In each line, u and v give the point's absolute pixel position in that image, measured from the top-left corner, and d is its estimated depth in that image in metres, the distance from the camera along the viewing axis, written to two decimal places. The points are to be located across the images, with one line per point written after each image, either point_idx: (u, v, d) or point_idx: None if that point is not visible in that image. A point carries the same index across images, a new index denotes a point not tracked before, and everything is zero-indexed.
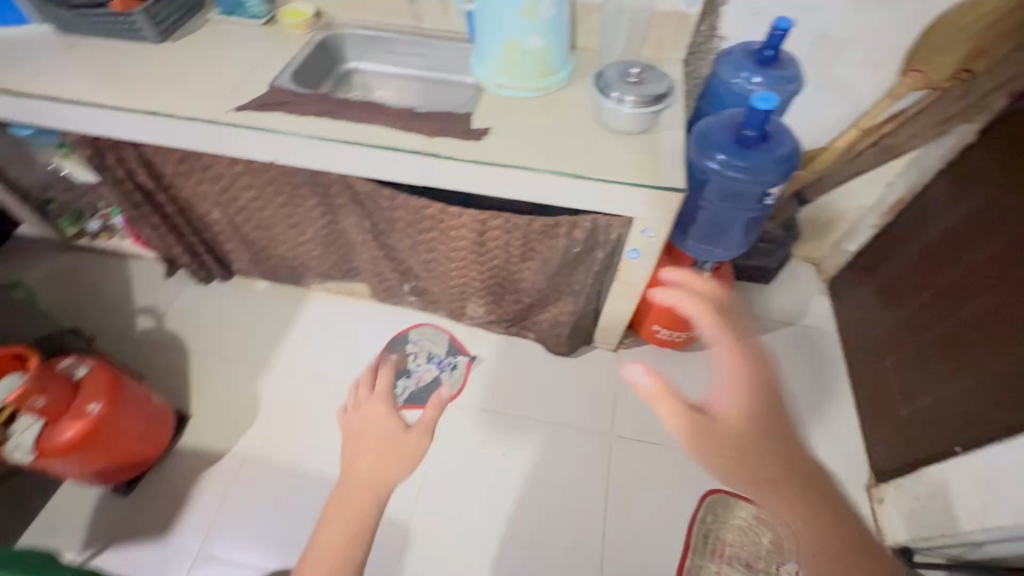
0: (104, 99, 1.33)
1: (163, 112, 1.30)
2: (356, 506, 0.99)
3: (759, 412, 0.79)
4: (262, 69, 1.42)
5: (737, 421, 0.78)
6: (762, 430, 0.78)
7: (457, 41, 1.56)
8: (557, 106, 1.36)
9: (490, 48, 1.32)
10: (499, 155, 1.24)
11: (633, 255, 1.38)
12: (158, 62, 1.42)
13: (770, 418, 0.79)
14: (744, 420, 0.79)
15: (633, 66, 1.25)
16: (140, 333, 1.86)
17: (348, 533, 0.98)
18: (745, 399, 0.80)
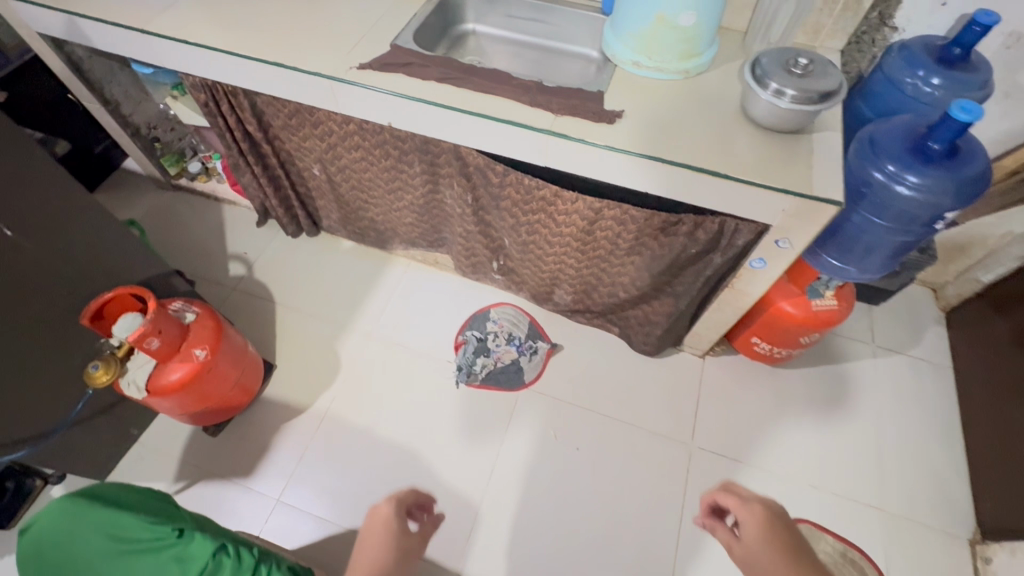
0: (228, 44, 1.30)
1: (285, 63, 1.26)
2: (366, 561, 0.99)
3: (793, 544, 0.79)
4: (383, 24, 1.36)
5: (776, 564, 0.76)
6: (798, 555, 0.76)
7: (586, 8, 1.44)
8: (696, 92, 1.23)
9: (633, 19, 1.19)
10: (632, 142, 1.14)
11: (758, 265, 1.26)
12: (278, 9, 1.38)
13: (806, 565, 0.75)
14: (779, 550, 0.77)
15: (798, 55, 1.11)
16: (231, 279, 1.91)
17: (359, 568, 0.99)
18: (771, 536, 0.80)
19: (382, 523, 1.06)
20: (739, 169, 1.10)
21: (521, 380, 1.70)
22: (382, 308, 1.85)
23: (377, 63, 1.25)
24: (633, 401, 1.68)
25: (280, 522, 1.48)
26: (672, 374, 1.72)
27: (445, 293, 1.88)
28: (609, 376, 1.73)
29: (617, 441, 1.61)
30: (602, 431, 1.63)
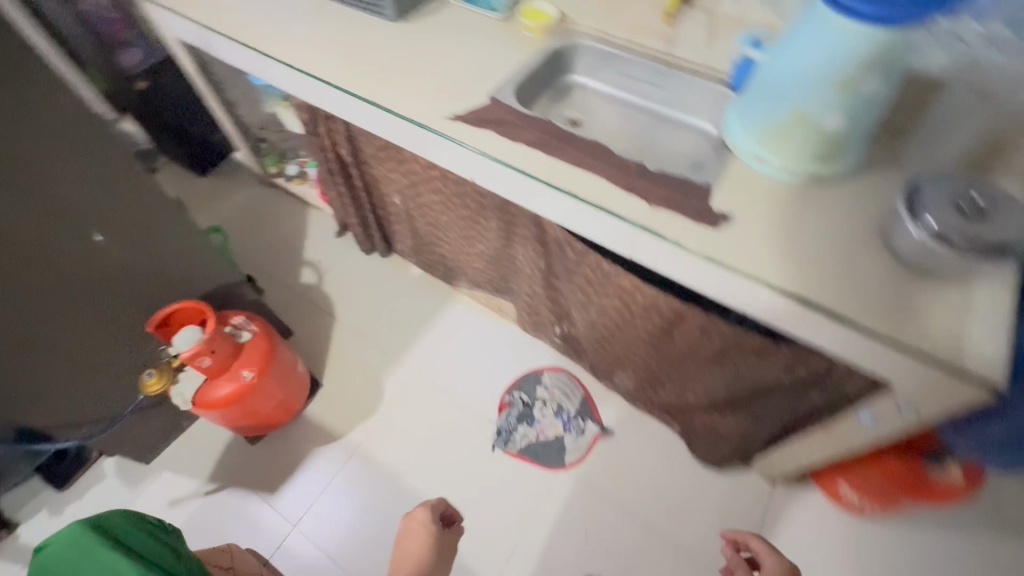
0: (331, 76, 1.29)
1: (381, 103, 1.23)
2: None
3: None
4: (487, 72, 1.29)
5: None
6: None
7: (710, 78, 1.28)
8: (827, 202, 1.04)
9: (765, 110, 1.03)
10: (738, 254, 0.97)
11: (868, 420, 1.04)
12: (386, 44, 1.36)
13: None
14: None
15: (973, 189, 0.88)
16: (301, 285, 1.95)
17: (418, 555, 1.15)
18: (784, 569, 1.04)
19: (425, 530, 1.17)
20: (866, 314, 0.89)
21: (561, 459, 1.57)
22: (436, 346, 1.80)
23: (471, 117, 1.18)
24: (682, 513, 1.49)
25: (291, 550, 1.46)
26: (733, 493, 1.51)
27: (501, 343, 1.80)
28: (661, 476, 1.55)
29: (654, 557, 1.43)
30: (640, 539, 1.45)
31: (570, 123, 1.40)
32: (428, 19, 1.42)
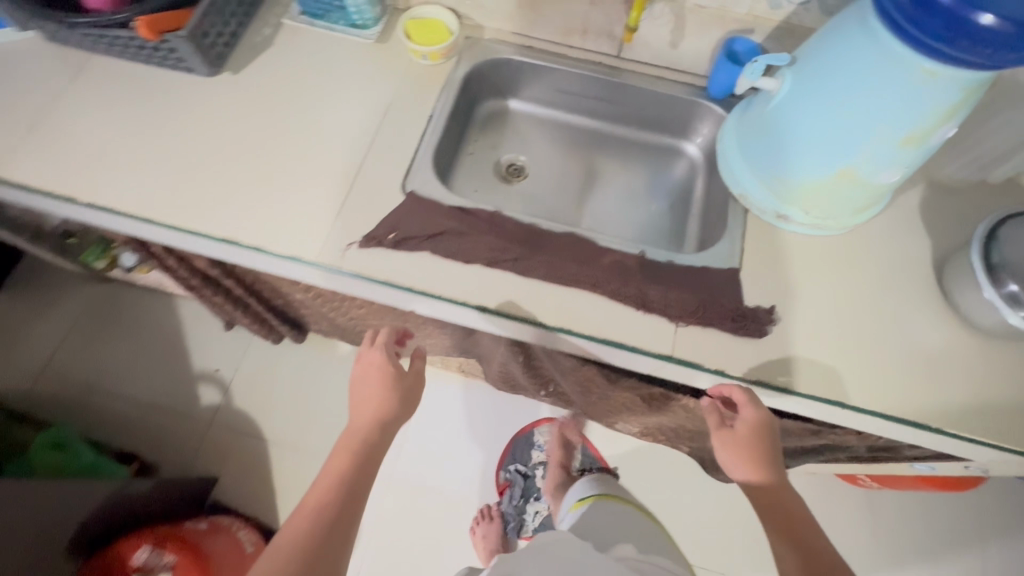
0: (148, 206, 0.82)
1: (247, 240, 0.81)
2: (347, 504, 0.72)
3: (774, 485, 0.74)
4: (388, 146, 0.89)
5: (759, 432, 0.75)
6: (787, 524, 0.72)
7: (682, 86, 0.96)
8: (866, 257, 0.85)
9: (795, 162, 0.76)
10: (796, 369, 0.77)
11: (925, 468, 0.96)
12: (217, 124, 0.89)
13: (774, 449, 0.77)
14: (765, 496, 0.74)
15: None
16: (205, 410, 1.51)
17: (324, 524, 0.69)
18: (762, 445, 0.76)
19: (384, 364, 0.83)
20: (952, 414, 0.75)
21: None
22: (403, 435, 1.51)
23: (390, 238, 0.80)
24: (710, 534, 1.45)
25: None
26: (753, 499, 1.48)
27: (478, 405, 1.56)
28: (680, 501, 1.49)
29: None
30: None
31: (512, 173, 1.04)
32: (268, 63, 0.95)
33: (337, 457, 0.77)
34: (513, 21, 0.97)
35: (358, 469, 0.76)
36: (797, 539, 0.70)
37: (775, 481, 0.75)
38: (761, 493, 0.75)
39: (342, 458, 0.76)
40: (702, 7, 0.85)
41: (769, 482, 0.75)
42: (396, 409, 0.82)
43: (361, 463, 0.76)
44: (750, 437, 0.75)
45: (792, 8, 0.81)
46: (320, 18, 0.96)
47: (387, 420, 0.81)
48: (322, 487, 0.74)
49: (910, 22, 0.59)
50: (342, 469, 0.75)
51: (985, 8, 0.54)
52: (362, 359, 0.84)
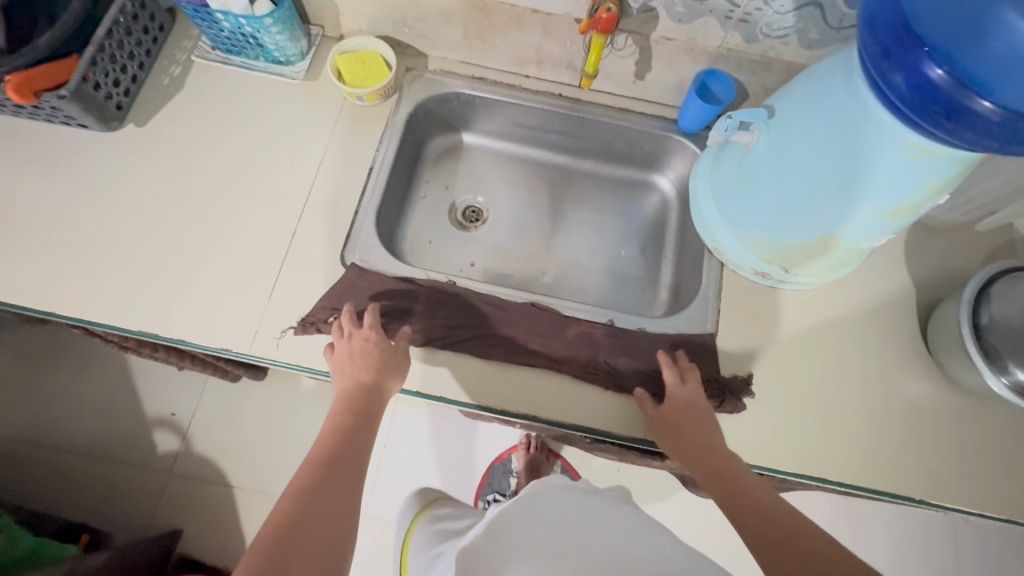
0: (48, 299, 0.72)
1: (167, 332, 0.72)
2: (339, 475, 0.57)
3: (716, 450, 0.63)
4: (324, 208, 0.78)
5: (688, 407, 0.68)
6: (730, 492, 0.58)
7: (650, 120, 0.87)
8: (849, 312, 0.79)
9: (775, 225, 0.69)
10: (775, 445, 0.72)
11: None
12: (122, 191, 0.78)
13: (709, 423, 0.66)
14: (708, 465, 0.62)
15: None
16: (164, 457, 1.43)
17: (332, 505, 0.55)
18: (696, 419, 0.67)
19: (363, 345, 0.68)
20: (938, 484, 0.71)
21: None
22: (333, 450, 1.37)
23: (331, 321, 0.71)
24: None
25: None
26: None
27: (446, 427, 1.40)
28: None
29: None
30: None
31: (470, 217, 0.95)
32: (179, 112, 0.82)
33: (330, 431, 0.62)
34: (460, 50, 0.86)
35: (349, 437, 0.61)
36: (744, 502, 0.57)
37: (711, 446, 0.64)
38: (696, 459, 0.63)
39: (338, 433, 0.62)
40: (668, 40, 0.75)
41: (706, 448, 0.63)
42: (383, 386, 0.66)
43: (355, 432, 0.62)
44: (669, 405, 0.68)
45: (768, 41, 0.72)
46: (236, 54, 0.83)
47: (375, 389, 0.66)
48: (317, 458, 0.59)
49: (896, 96, 0.49)
50: (334, 441, 0.61)
51: (984, 94, 0.46)
52: (349, 341, 0.68)
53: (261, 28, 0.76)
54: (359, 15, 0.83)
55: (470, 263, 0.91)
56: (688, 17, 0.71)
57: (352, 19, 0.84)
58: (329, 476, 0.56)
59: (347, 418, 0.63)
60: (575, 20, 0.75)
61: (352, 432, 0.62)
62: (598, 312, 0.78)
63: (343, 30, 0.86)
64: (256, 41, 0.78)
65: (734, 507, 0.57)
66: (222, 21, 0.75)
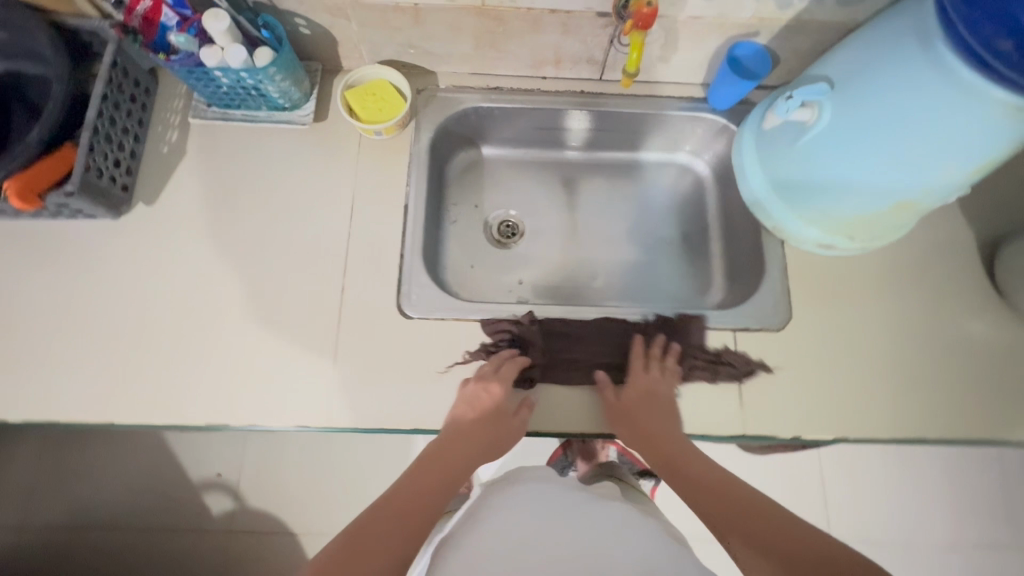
0: (102, 407, 0.68)
1: (235, 418, 0.68)
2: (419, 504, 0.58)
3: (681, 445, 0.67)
4: (366, 258, 0.74)
5: (654, 391, 0.71)
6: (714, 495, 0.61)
7: (677, 102, 0.84)
8: (913, 267, 0.78)
9: (840, 198, 0.67)
10: (865, 414, 0.72)
11: None
12: (150, 279, 0.73)
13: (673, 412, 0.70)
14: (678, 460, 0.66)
15: None
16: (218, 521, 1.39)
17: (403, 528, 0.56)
18: (653, 404, 0.70)
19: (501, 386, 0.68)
20: None
21: None
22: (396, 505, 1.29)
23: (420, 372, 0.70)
24: None
25: None
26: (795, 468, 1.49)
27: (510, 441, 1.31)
28: None
29: None
30: None
31: (506, 233, 0.91)
32: (188, 181, 0.77)
33: (420, 466, 0.63)
34: (470, 62, 0.80)
35: (444, 474, 0.62)
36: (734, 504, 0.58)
37: (677, 455, 0.66)
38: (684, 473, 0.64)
39: (434, 473, 0.62)
40: (696, 19, 0.71)
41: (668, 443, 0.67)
42: (492, 437, 0.65)
43: (450, 472, 0.63)
44: (639, 412, 0.69)
45: (803, 4, 0.69)
46: (235, 107, 0.77)
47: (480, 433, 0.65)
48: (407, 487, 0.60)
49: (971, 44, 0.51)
50: (427, 471, 0.62)
51: None
52: (481, 381, 0.68)
53: (264, 78, 0.70)
54: (360, 43, 0.77)
55: (518, 281, 0.88)
56: None
57: (352, 49, 0.78)
58: (421, 506, 0.58)
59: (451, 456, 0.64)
60: (595, 13, 0.70)
61: (446, 457, 0.63)
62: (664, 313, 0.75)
63: (342, 62, 0.80)
64: (259, 90, 0.72)
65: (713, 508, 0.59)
66: (220, 78, 0.69)
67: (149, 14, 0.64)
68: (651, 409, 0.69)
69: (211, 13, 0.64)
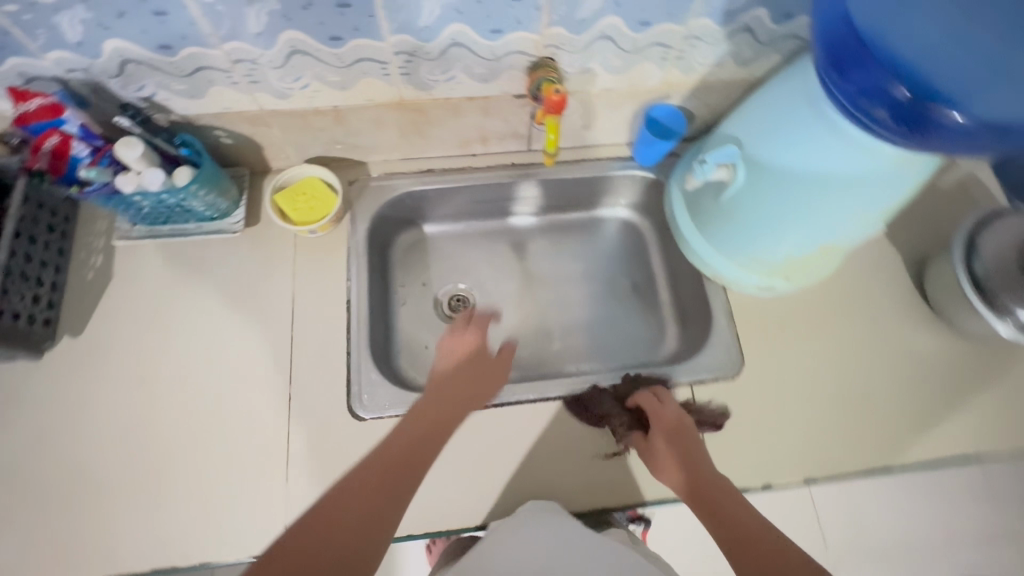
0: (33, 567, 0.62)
1: (182, 558, 0.63)
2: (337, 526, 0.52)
3: (698, 484, 0.60)
4: (311, 362, 0.72)
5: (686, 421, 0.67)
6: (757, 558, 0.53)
7: (606, 163, 0.86)
8: (853, 294, 0.80)
9: (767, 247, 0.70)
10: (830, 452, 0.72)
11: None
12: (84, 416, 0.68)
13: (687, 448, 0.64)
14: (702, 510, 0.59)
15: None
16: None
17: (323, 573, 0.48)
18: (663, 441, 0.65)
19: (458, 343, 0.70)
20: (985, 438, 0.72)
21: None
22: None
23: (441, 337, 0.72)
24: None
25: None
26: None
27: None
28: None
29: None
30: None
31: (457, 306, 0.89)
32: (117, 305, 0.73)
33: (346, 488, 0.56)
34: (399, 149, 0.81)
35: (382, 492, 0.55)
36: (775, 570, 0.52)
37: (700, 477, 0.61)
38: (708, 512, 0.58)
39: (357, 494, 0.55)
40: (609, 90, 0.73)
41: (685, 470, 0.62)
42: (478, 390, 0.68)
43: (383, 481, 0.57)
44: (642, 451, 0.66)
45: (705, 68, 0.72)
46: (161, 223, 0.75)
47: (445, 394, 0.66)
48: (335, 509, 0.54)
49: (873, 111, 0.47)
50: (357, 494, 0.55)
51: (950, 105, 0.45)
52: (455, 335, 0.71)
53: (187, 196, 0.69)
54: (284, 145, 0.76)
55: None
56: (626, 67, 0.69)
57: (277, 151, 0.77)
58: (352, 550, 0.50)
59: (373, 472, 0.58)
60: (513, 96, 0.72)
61: (370, 486, 0.56)
62: (611, 378, 0.74)
63: (269, 163, 0.80)
64: (183, 208, 0.71)
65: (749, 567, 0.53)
66: (140, 202, 0.67)
67: (57, 148, 0.62)
68: (674, 444, 0.64)
69: (123, 142, 0.63)
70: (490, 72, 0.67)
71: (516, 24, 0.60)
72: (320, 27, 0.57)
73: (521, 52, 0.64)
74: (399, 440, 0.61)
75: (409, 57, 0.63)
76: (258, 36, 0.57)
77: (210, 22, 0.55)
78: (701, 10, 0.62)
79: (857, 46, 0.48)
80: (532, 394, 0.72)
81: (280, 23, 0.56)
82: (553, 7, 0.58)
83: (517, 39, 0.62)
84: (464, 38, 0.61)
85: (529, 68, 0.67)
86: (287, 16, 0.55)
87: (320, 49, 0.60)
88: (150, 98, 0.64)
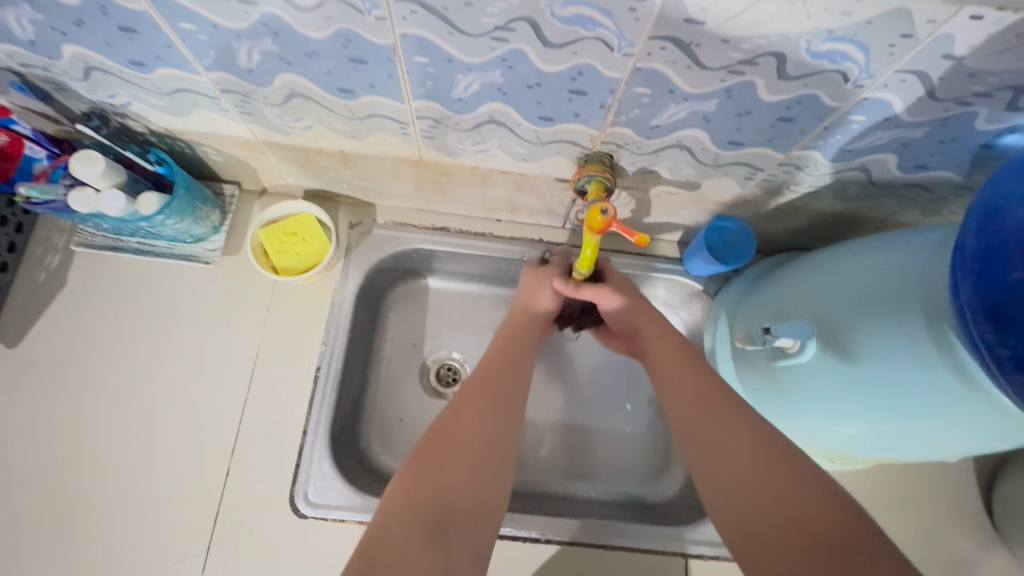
0: None
1: None
2: (455, 451, 0.45)
3: (677, 352, 0.54)
4: (263, 432, 0.63)
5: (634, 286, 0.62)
6: (689, 384, 0.50)
7: (651, 261, 0.73)
8: (903, 484, 0.67)
9: (817, 434, 0.57)
10: None
11: None
12: None
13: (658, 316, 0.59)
14: (677, 374, 0.51)
15: None
16: None
17: (419, 493, 0.42)
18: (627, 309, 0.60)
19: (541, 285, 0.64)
20: None
21: None
22: None
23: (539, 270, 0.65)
24: None
25: None
26: None
27: None
28: None
29: None
30: None
31: (446, 379, 0.73)
32: (63, 319, 0.65)
33: (466, 393, 0.50)
34: (414, 199, 0.70)
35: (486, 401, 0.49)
36: (709, 415, 0.46)
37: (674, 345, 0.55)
38: (657, 354, 0.55)
39: (482, 393, 0.50)
40: (671, 194, 0.60)
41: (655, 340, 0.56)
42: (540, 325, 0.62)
43: (488, 423, 0.48)
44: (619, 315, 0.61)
45: (796, 194, 0.58)
46: (129, 236, 0.66)
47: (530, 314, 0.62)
48: (456, 428, 0.46)
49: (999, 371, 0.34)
50: (475, 388, 0.51)
51: None
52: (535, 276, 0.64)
53: (152, 222, 0.59)
54: (282, 172, 0.66)
55: None
56: (698, 177, 0.56)
57: (274, 177, 0.67)
58: (435, 465, 0.43)
59: (473, 413, 0.48)
60: (554, 179, 0.59)
61: (482, 407, 0.49)
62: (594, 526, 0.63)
63: (264, 184, 0.70)
64: (151, 229, 0.62)
65: (680, 403, 0.49)
66: (98, 220, 0.58)
67: (5, 148, 0.53)
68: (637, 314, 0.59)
69: (80, 156, 0.52)
70: (531, 154, 0.54)
71: (573, 116, 0.47)
72: (326, 77, 0.45)
73: (573, 142, 0.51)
74: (496, 348, 0.57)
75: (435, 124, 0.51)
76: (250, 73, 0.46)
77: (190, 50, 0.43)
78: (811, 142, 0.48)
79: (1011, 300, 0.33)
80: (497, 527, 0.62)
81: (278, 65, 0.44)
82: (622, 108, 0.45)
83: (570, 130, 0.49)
84: (505, 118, 0.49)
85: (581, 159, 0.54)
86: (286, 59, 0.43)
87: (326, 98, 0.48)
88: (123, 107, 0.53)
